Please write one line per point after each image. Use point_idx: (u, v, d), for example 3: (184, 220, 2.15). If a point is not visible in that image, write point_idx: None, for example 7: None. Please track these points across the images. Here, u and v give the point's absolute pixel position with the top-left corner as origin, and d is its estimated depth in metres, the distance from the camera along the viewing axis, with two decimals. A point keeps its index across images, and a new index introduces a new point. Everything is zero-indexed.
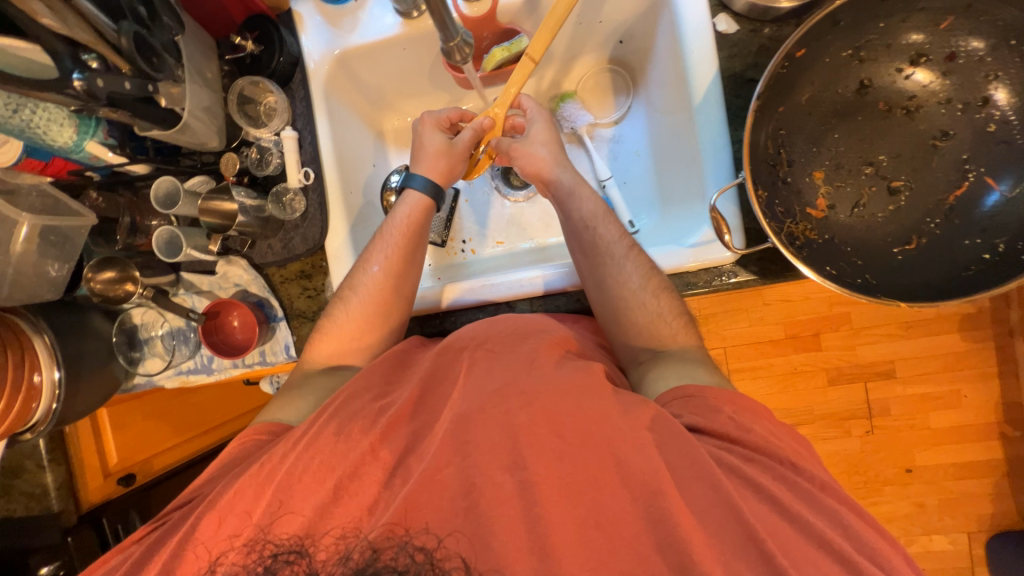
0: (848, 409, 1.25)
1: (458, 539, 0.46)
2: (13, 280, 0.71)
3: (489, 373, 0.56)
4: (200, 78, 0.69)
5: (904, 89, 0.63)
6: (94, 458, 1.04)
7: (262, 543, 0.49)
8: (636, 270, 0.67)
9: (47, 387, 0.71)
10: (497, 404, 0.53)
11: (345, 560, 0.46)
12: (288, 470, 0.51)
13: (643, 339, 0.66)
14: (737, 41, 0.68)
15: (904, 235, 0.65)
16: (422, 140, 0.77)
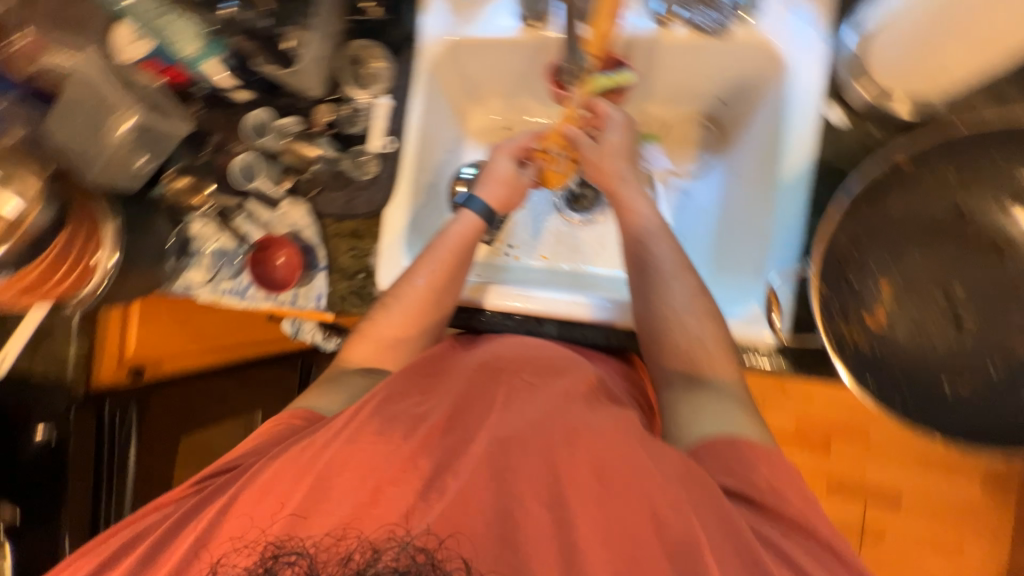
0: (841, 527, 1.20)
1: (460, 541, 0.48)
2: (102, 164, 0.72)
3: (515, 411, 0.57)
4: (324, 30, 0.73)
5: (1000, 227, 0.61)
6: (113, 343, 1.09)
7: (263, 545, 0.49)
8: (683, 292, 0.65)
9: (101, 269, 0.75)
10: (524, 428, 0.54)
11: (345, 561, 0.47)
12: (307, 463, 0.53)
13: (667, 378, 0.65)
14: (840, 133, 0.67)
15: (960, 371, 0.62)
16: (494, 168, 0.78)
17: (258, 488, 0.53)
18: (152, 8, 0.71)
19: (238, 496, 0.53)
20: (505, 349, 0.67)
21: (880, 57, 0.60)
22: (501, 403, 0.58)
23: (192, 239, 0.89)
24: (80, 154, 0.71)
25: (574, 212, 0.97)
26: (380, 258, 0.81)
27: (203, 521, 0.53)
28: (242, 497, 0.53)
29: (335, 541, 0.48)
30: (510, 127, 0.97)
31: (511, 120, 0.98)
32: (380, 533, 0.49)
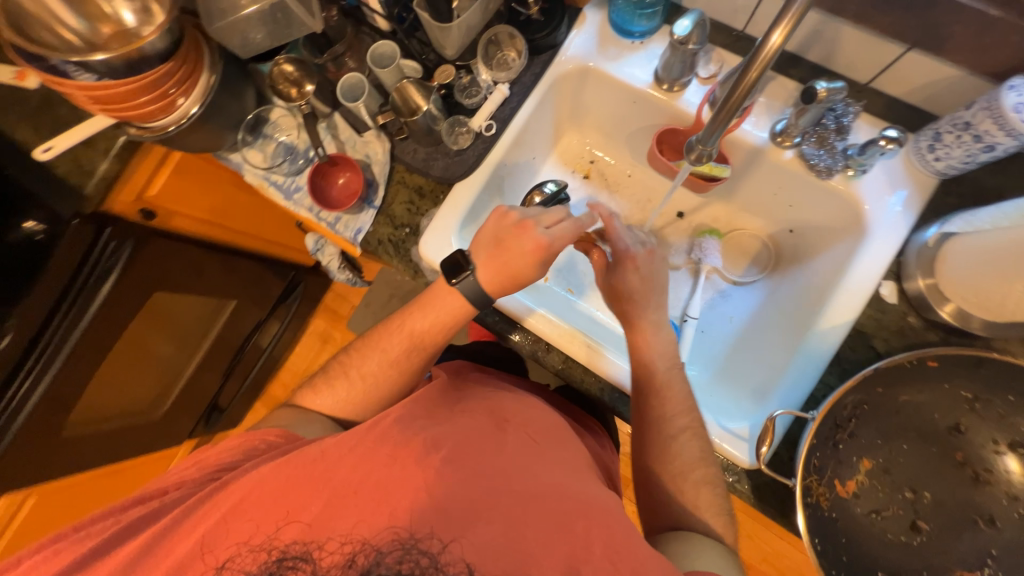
0: None
1: (461, 547, 0.50)
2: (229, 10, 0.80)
3: (498, 453, 0.58)
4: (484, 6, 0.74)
5: (989, 460, 0.64)
6: (142, 178, 1.10)
7: (268, 548, 0.52)
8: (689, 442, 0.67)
9: (180, 114, 0.76)
10: (523, 485, 0.55)
11: (347, 564, 0.49)
12: (301, 466, 0.55)
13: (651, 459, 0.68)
14: (888, 311, 0.70)
15: (898, 568, 0.65)
16: (507, 254, 0.68)
17: (259, 484, 0.55)
18: None
19: (242, 493, 0.55)
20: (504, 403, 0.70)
21: (952, 263, 0.64)
22: (495, 452, 0.59)
23: (266, 122, 0.91)
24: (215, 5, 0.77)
25: None
26: (431, 221, 0.83)
27: (197, 511, 0.55)
28: (247, 490, 0.55)
29: (338, 548, 0.50)
30: (592, 163, 1.02)
31: (596, 156, 1.01)
32: (383, 540, 0.50)
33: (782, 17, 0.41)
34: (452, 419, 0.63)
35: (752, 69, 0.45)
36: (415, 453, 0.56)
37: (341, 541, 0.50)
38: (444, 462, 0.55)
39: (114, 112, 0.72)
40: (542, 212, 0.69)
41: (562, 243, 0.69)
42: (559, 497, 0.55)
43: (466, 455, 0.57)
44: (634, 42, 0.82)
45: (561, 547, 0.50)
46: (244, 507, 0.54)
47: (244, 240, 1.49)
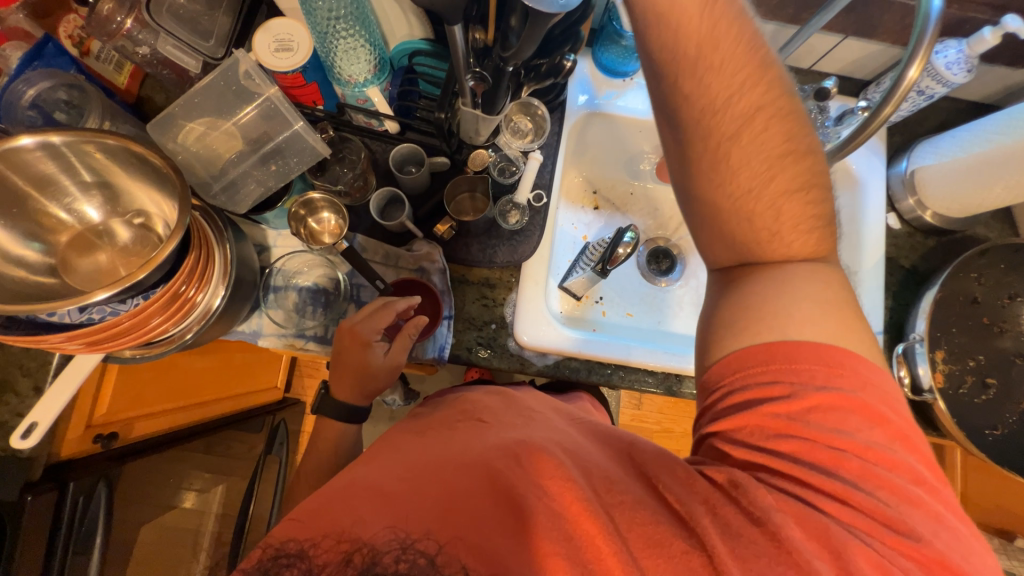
0: None
1: (458, 544, 0.42)
2: (200, 159, 0.69)
3: (535, 428, 0.55)
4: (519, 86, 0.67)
5: (1005, 314, 0.84)
6: (88, 399, 0.82)
7: (264, 544, 0.44)
8: None
9: (201, 309, 0.60)
10: (574, 448, 0.51)
11: (344, 565, 0.41)
12: (327, 489, 0.48)
13: None
14: (897, 235, 0.88)
15: (992, 421, 0.81)
16: (339, 354, 0.71)
17: (314, 501, 0.47)
18: (323, 18, 0.63)
19: (286, 516, 0.46)
20: (484, 401, 0.64)
21: (931, 189, 0.83)
22: (483, 429, 0.55)
23: (273, 274, 0.76)
24: (197, 178, 0.68)
25: (659, 275, 1.06)
26: (519, 306, 0.79)
27: None
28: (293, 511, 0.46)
29: (334, 544, 0.42)
30: (596, 193, 1.07)
31: (596, 186, 1.07)
32: (380, 539, 0.42)
33: (914, 57, 0.50)
34: (425, 431, 0.58)
35: (887, 104, 0.54)
36: (370, 475, 0.49)
37: (329, 541, 0.43)
38: (408, 472, 0.48)
39: (114, 345, 0.54)
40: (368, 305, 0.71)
41: (370, 326, 0.69)
42: (510, 448, 0.49)
43: (419, 461, 0.50)
44: (623, 78, 0.90)
45: (600, 487, 0.46)
46: (281, 526, 0.45)
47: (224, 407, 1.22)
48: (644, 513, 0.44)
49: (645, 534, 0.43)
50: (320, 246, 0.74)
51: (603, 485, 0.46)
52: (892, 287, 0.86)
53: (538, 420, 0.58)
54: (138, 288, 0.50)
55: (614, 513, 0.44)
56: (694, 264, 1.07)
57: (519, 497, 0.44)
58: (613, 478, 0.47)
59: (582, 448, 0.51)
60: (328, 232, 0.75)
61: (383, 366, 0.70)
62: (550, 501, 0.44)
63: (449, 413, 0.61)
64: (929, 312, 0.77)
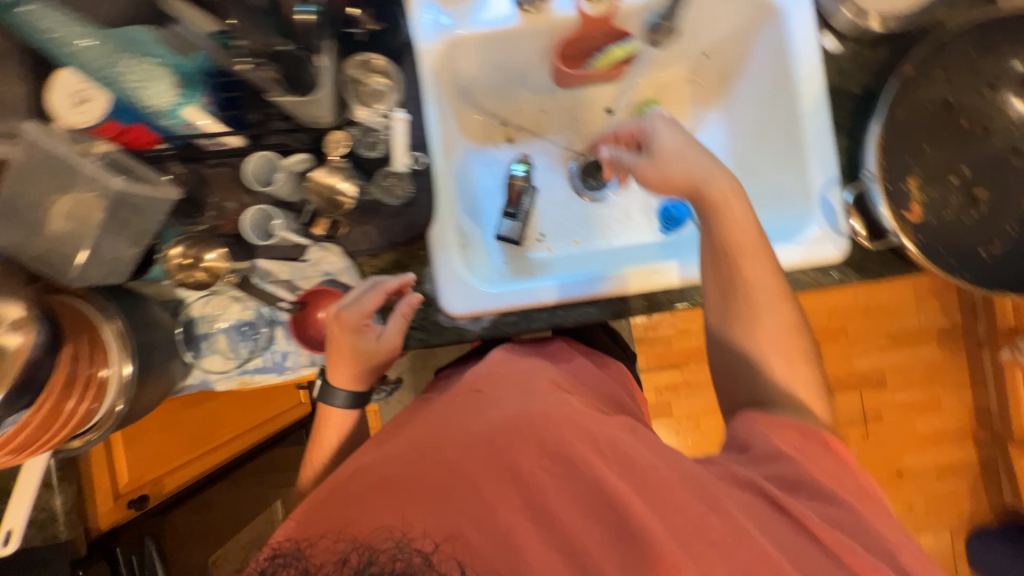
0: (851, 415, 1.76)
1: (458, 543, 0.44)
2: (106, 264, 0.62)
3: (530, 396, 0.58)
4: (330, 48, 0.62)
5: (987, 109, 0.71)
6: (103, 476, 0.90)
7: (265, 553, 0.47)
8: (762, 262, 0.63)
9: (112, 382, 0.61)
10: (581, 420, 0.54)
11: (342, 563, 0.42)
12: (333, 483, 0.51)
13: (720, 316, 0.65)
14: (839, 59, 0.74)
15: (988, 237, 0.71)
16: (332, 346, 0.69)
17: (317, 506, 0.49)
18: (112, 55, 0.61)
19: (297, 519, 0.49)
20: (478, 369, 0.66)
21: None
22: (486, 399, 0.58)
23: (195, 324, 0.76)
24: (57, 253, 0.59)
25: (596, 191, 0.98)
26: (437, 278, 0.75)
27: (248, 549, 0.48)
28: (302, 516, 0.49)
29: (330, 546, 0.44)
30: (505, 125, 0.97)
31: (505, 116, 0.96)
32: (378, 537, 0.44)
33: None
34: (434, 411, 0.60)
35: None
36: (373, 465, 0.51)
37: (325, 540, 0.45)
38: (396, 466, 0.50)
39: (48, 442, 0.57)
40: (356, 293, 0.70)
41: (359, 309, 0.68)
42: (517, 421, 0.52)
43: (406, 454, 0.51)
44: None
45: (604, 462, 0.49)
46: (293, 523, 0.49)
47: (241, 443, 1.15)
48: (654, 483, 0.49)
49: (667, 506, 0.47)
50: (216, 283, 0.72)
51: (611, 455, 0.50)
52: (846, 124, 0.74)
53: (531, 388, 0.60)
54: (33, 386, 0.54)
55: (622, 491, 0.47)
56: None
57: (530, 477, 0.48)
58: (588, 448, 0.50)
59: (577, 423, 0.53)
60: (216, 271, 0.71)
61: (381, 347, 0.69)
62: (562, 488, 0.48)
63: (455, 392, 0.63)
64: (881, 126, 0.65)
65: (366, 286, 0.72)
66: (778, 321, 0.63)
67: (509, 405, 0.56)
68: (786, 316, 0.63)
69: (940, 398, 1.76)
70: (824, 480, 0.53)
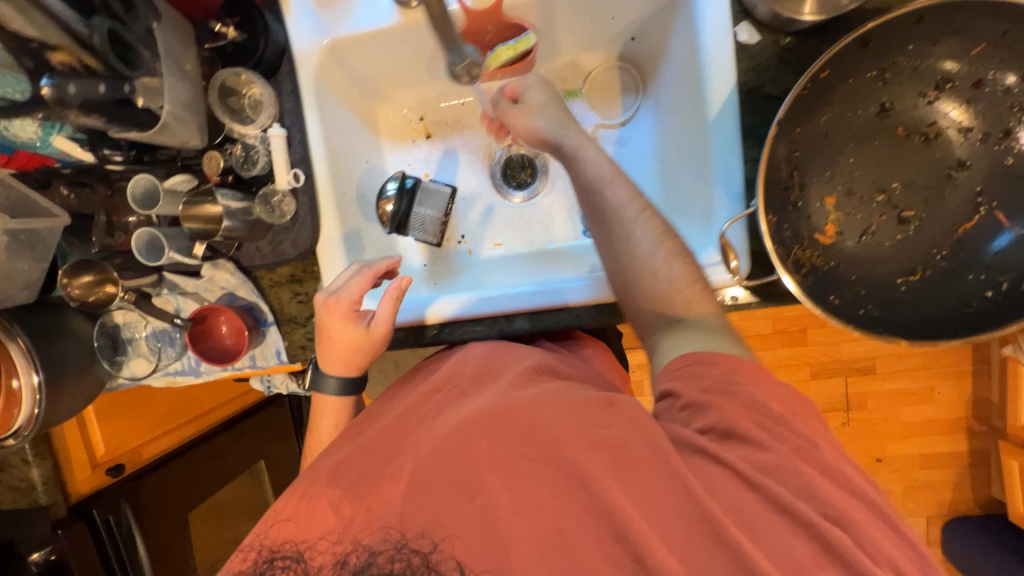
0: (829, 401, 1.54)
1: (453, 542, 0.49)
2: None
3: (502, 388, 0.59)
4: (178, 69, 0.62)
5: (926, 116, 0.61)
6: (79, 449, 1.03)
7: (267, 552, 0.54)
8: (647, 234, 0.64)
9: (25, 391, 0.68)
10: (545, 416, 0.54)
11: (341, 564, 0.50)
12: (326, 477, 0.56)
13: (653, 306, 0.63)
14: (758, 53, 0.64)
15: (909, 266, 0.63)
16: (327, 332, 0.71)
17: (305, 502, 0.55)
18: None
19: (290, 512, 0.55)
20: (454, 362, 0.68)
21: None
22: (467, 394, 0.61)
23: (120, 330, 0.82)
24: None
25: (514, 190, 0.93)
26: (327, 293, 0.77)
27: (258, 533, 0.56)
28: (296, 509, 0.55)
29: (330, 545, 0.51)
30: (423, 119, 0.92)
31: (423, 110, 0.92)
32: (374, 539, 0.50)
33: None
34: (420, 401, 0.62)
35: None
36: (356, 461, 0.57)
37: (326, 542, 0.52)
38: (365, 472, 0.55)
39: None
40: (343, 279, 0.71)
41: (348, 296, 0.69)
42: (489, 416, 0.54)
43: (370, 460, 0.56)
44: None
45: (599, 468, 0.50)
46: (290, 520, 0.54)
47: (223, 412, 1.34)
48: (648, 490, 0.49)
49: (651, 506, 0.48)
50: (116, 301, 0.74)
51: (588, 449, 0.51)
52: (762, 130, 0.66)
53: (506, 379, 0.60)
54: None
55: (619, 494, 0.48)
56: None
57: (524, 473, 0.51)
58: (541, 436, 0.52)
59: (541, 410, 0.54)
60: (113, 289, 0.74)
61: (373, 332, 0.71)
62: (552, 483, 0.50)
63: (435, 383, 0.64)
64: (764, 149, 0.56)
65: (354, 271, 0.72)
66: (670, 260, 0.63)
67: (478, 398, 0.58)
68: (681, 255, 0.63)
69: (932, 387, 1.53)
70: (794, 457, 0.49)
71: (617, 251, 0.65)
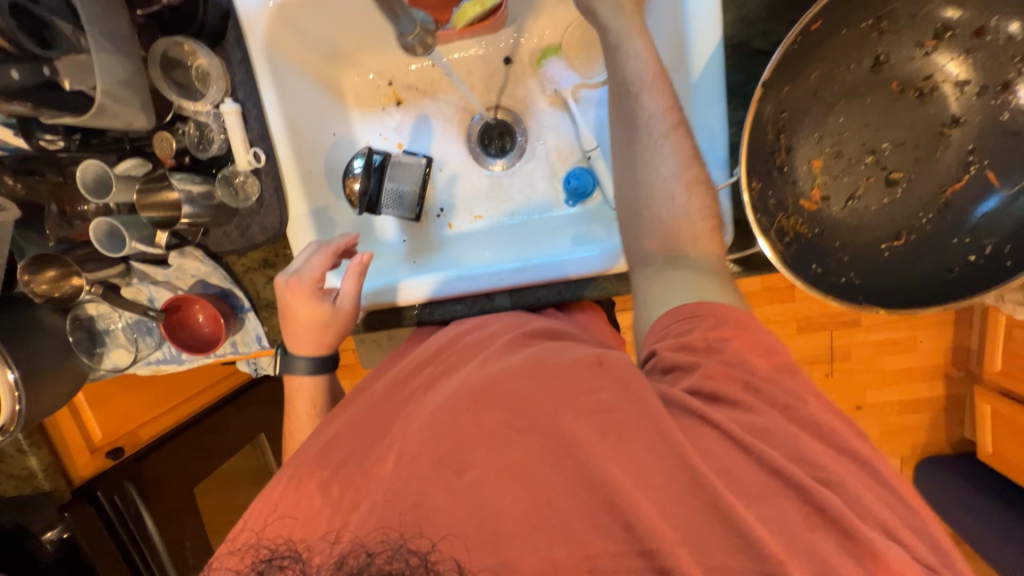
0: (812, 354, 1.57)
1: (454, 542, 0.43)
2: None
3: (490, 361, 0.56)
4: (105, 33, 0.55)
5: (923, 68, 0.57)
6: (76, 435, 1.05)
7: (255, 548, 0.49)
8: (671, 154, 0.58)
9: (4, 388, 0.67)
10: (520, 387, 0.51)
11: (339, 566, 0.42)
12: (309, 469, 0.54)
13: (657, 239, 0.59)
14: (747, 2, 0.59)
15: (894, 230, 0.62)
16: (290, 312, 0.70)
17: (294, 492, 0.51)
18: None
19: (277, 504, 0.52)
20: (444, 338, 0.67)
21: None
22: (444, 371, 0.60)
23: (95, 321, 0.81)
24: None
25: (493, 158, 0.89)
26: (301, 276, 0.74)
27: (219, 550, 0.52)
28: (281, 500, 0.52)
29: (327, 547, 0.45)
30: (392, 83, 0.86)
31: (391, 74, 0.85)
32: (372, 539, 0.43)
33: None
34: (407, 386, 0.60)
35: None
36: (339, 447, 0.55)
37: (324, 544, 0.45)
38: (354, 452, 0.53)
39: None
40: (303, 258, 0.70)
41: (309, 275, 0.67)
42: (466, 394, 0.51)
43: (363, 449, 0.53)
44: None
45: (603, 438, 0.47)
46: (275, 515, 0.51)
47: (214, 393, 1.34)
48: (647, 463, 0.46)
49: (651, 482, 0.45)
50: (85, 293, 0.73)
51: (592, 425, 0.48)
52: (748, 89, 0.62)
53: (489, 351, 0.59)
54: None
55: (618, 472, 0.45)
56: (554, 120, 0.86)
57: (514, 444, 0.48)
58: (535, 410, 0.49)
59: (529, 380, 0.52)
60: (79, 282, 0.72)
61: (339, 311, 0.70)
62: (557, 461, 0.47)
63: (413, 369, 0.63)
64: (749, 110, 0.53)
65: (314, 249, 0.70)
66: (690, 188, 0.58)
67: (462, 373, 0.57)
68: (703, 185, 0.58)
69: (916, 337, 1.55)
70: (785, 420, 0.49)
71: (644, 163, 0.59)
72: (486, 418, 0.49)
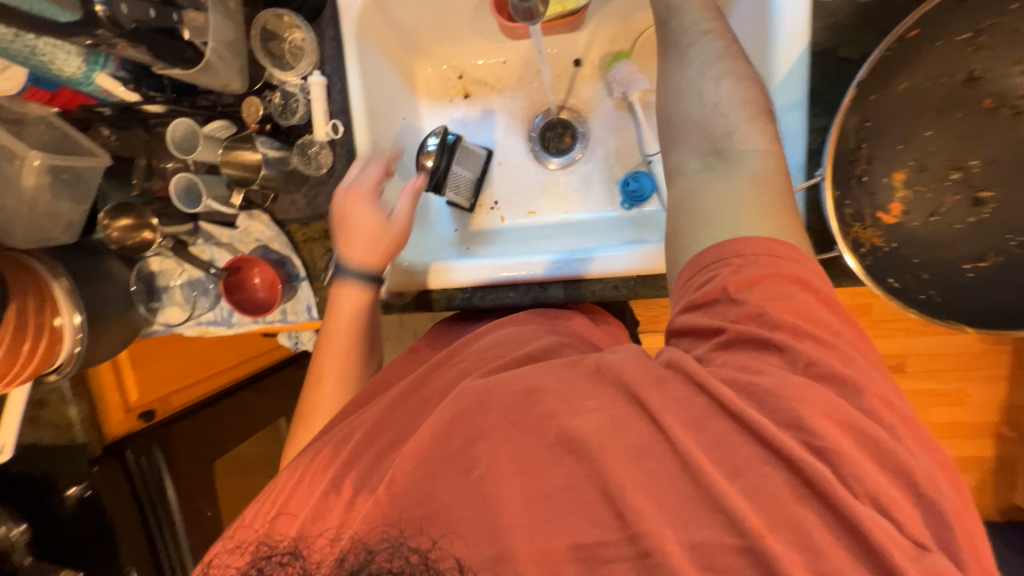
0: None
1: (454, 540, 0.42)
2: (27, 219, 0.65)
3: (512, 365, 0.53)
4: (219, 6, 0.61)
5: (1020, 86, 0.56)
6: (114, 390, 1.07)
7: (259, 544, 0.50)
8: (718, 85, 0.52)
9: (69, 331, 0.69)
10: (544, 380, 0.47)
11: (340, 561, 0.45)
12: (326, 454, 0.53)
13: (706, 177, 0.50)
14: (836, 10, 0.59)
15: (980, 250, 0.59)
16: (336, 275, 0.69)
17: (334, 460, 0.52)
18: (5, 31, 0.55)
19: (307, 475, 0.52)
20: (479, 335, 0.65)
21: None
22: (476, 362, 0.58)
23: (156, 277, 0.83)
24: None
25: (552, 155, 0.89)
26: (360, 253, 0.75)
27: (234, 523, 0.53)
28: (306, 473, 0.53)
29: (331, 545, 0.46)
30: (462, 77, 0.88)
31: (463, 68, 0.88)
32: (372, 538, 0.44)
33: None
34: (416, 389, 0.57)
35: None
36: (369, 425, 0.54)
37: (325, 537, 0.47)
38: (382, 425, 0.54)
39: (18, 379, 0.66)
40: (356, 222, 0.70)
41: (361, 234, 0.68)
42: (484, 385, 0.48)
43: (383, 427, 0.53)
44: None
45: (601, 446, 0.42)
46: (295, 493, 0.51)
47: (243, 369, 1.34)
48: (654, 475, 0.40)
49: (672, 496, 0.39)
50: (154, 247, 0.76)
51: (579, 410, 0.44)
52: (830, 96, 0.61)
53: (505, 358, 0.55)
54: None
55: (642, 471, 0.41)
56: (619, 122, 0.86)
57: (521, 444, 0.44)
58: (533, 412, 0.45)
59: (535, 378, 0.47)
60: (151, 236, 0.75)
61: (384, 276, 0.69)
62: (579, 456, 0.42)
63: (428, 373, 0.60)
64: (839, 113, 0.52)
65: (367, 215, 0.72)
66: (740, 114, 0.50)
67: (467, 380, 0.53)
68: (757, 112, 0.50)
69: (964, 389, 1.40)
70: None
71: (689, 114, 0.52)
72: (494, 408, 0.45)
